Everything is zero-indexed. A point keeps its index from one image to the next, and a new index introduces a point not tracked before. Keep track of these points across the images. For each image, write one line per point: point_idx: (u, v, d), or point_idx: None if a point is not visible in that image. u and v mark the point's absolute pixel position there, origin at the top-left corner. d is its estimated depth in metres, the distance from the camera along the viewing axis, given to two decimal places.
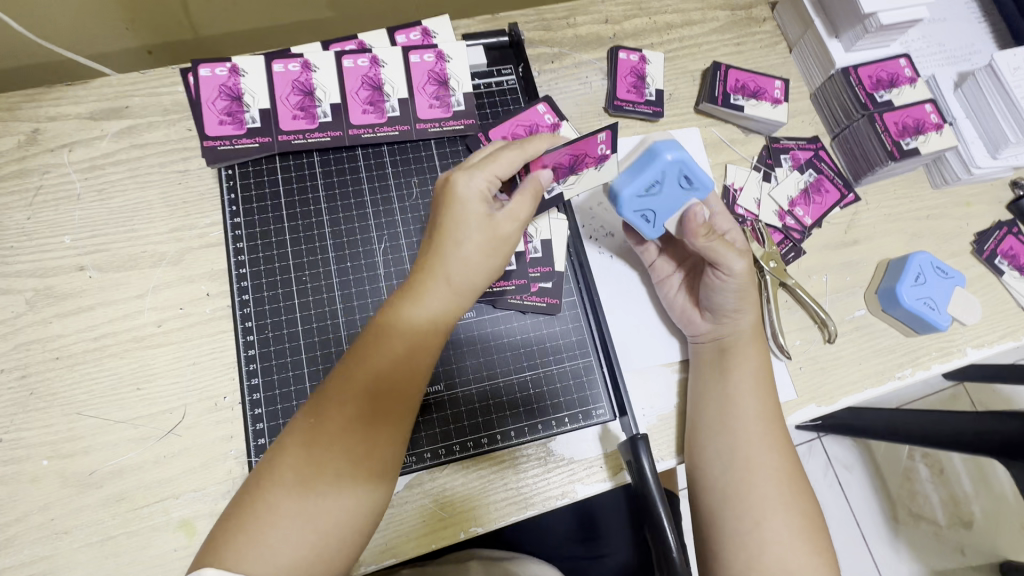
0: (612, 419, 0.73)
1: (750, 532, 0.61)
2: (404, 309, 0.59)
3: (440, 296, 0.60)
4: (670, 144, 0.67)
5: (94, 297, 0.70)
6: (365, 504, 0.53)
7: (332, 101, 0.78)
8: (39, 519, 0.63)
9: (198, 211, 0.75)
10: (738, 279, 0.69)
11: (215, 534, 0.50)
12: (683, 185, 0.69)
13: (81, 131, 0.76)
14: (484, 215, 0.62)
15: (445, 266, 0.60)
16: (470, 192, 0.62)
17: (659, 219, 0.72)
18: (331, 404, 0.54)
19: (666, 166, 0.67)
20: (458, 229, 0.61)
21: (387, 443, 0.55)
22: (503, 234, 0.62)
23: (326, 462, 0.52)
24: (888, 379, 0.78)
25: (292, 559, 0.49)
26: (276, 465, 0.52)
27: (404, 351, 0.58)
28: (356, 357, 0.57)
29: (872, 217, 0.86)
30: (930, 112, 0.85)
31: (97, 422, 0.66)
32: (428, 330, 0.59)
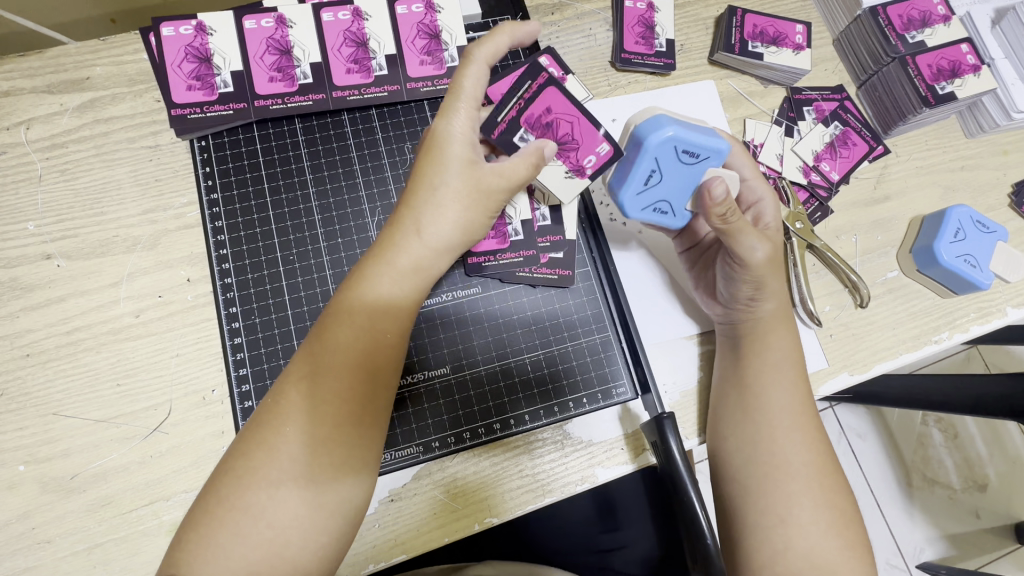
0: (633, 398, 0.69)
1: (778, 526, 0.55)
2: (368, 276, 0.54)
3: (411, 255, 0.55)
4: (653, 125, 0.59)
5: (64, 288, 0.64)
6: (329, 498, 0.47)
7: (313, 60, 0.71)
8: (19, 528, 0.58)
9: (173, 190, 0.68)
10: (755, 268, 0.60)
11: (178, 537, 0.46)
12: (684, 160, 0.60)
13: (37, 105, 0.68)
14: (465, 161, 0.56)
15: (417, 220, 0.55)
16: (447, 139, 0.57)
17: (676, 207, 0.64)
18: (291, 383, 0.50)
19: (657, 151, 0.59)
20: (430, 182, 0.56)
21: (352, 427, 0.49)
22: (487, 186, 0.57)
23: (283, 449, 0.47)
24: (925, 344, 0.73)
25: (249, 559, 0.44)
26: (233, 456, 0.48)
27: (371, 320, 0.52)
28: (317, 330, 0.52)
29: (904, 171, 0.80)
30: (966, 53, 0.79)
31: (76, 423, 0.61)
32: (397, 294, 0.54)
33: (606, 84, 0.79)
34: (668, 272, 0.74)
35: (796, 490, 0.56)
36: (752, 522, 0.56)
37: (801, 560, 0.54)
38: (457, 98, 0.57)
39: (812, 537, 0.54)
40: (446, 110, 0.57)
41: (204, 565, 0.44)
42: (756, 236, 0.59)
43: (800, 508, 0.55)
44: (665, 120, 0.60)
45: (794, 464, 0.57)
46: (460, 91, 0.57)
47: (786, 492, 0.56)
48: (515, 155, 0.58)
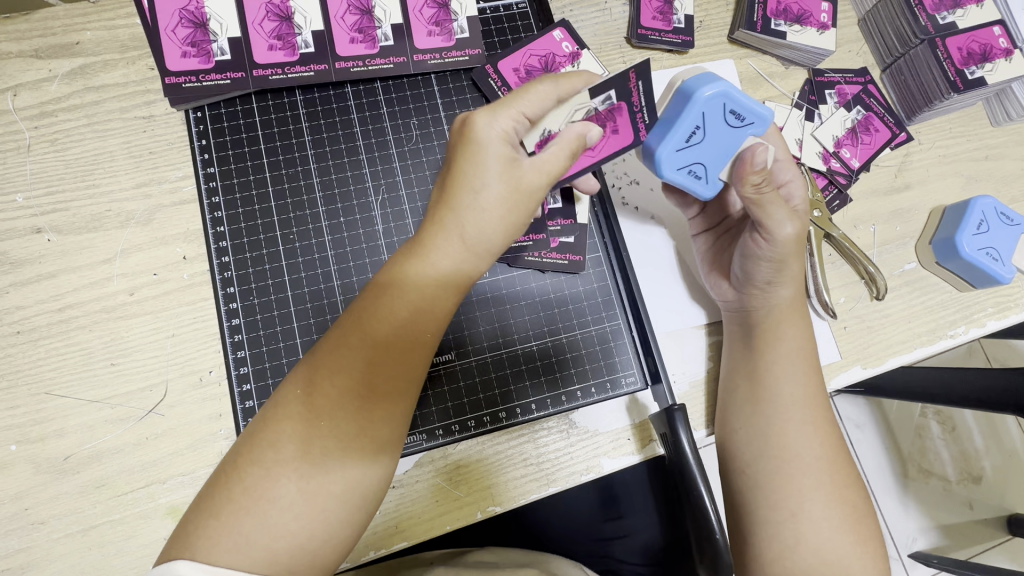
0: (642, 388, 0.67)
1: (788, 522, 0.54)
2: (406, 269, 0.50)
3: (452, 256, 0.51)
4: (704, 78, 0.55)
5: (54, 264, 0.62)
6: (357, 490, 0.46)
7: (314, 28, 0.67)
8: (11, 509, 0.56)
9: (167, 162, 0.66)
10: (782, 244, 0.57)
11: (185, 522, 0.44)
12: (731, 122, 0.57)
13: (24, 71, 0.65)
14: (505, 160, 0.51)
15: (461, 221, 0.51)
16: (492, 133, 0.52)
17: (710, 173, 0.60)
18: (323, 374, 0.47)
19: (707, 105, 0.55)
20: (474, 175, 0.51)
21: (385, 423, 0.48)
22: (528, 186, 0.52)
23: (314, 443, 0.45)
24: (940, 338, 0.71)
25: (271, 552, 0.42)
26: (258, 442, 0.45)
27: (409, 316, 0.49)
28: (352, 322, 0.49)
29: (926, 159, 0.77)
30: (999, 36, 0.76)
31: (69, 403, 0.59)
32: (436, 293, 0.51)
33: (621, 61, 0.75)
34: (678, 260, 0.72)
35: (808, 487, 0.55)
36: (762, 518, 0.55)
37: (811, 556, 0.53)
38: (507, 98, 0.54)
39: (823, 533, 0.53)
40: (489, 109, 0.53)
41: (222, 554, 0.41)
42: (789, 213, 0.56)
43: (813, 504, 0.54)
44: (714, 76, 0.56)
45: (805, 460, 0.56)
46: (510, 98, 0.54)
47: (797, 487, 0.55)
48: (554, 144, 0.53)
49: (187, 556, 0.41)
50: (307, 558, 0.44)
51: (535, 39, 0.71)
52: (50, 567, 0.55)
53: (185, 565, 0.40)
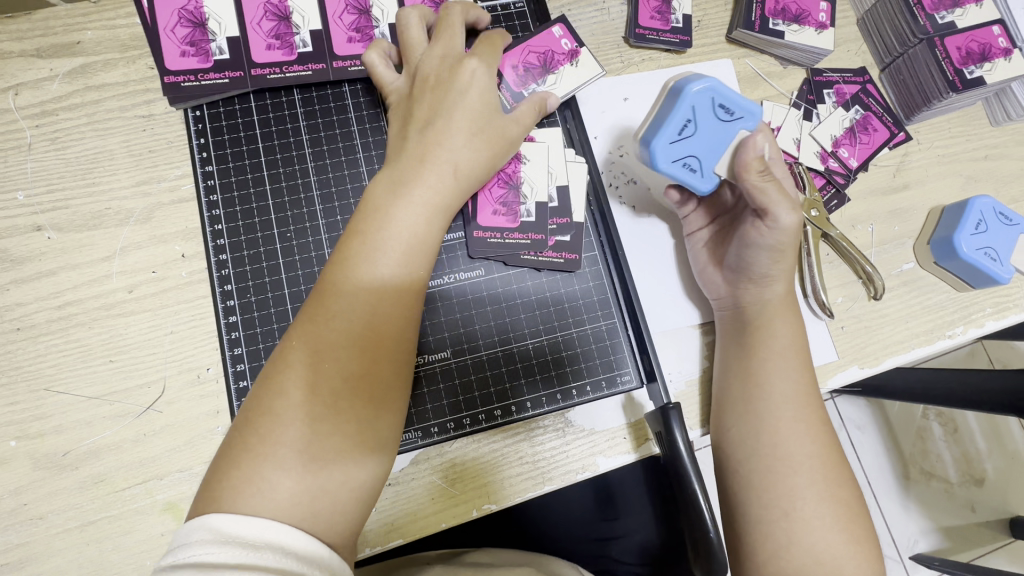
0: (638, 386, 0.67)
1: (780, 520, 0.54)
2: (392, 209, 0.54)
3: (426, 201, 0.55)
4: (692, 77, 0.60)
5: (54, 261, 0.62)
6: (371, 426, 0.48)
7: (312, 27, 0.68)
8: (11, 504, 0.57)
9: (166, 161, 0.66)
10: (785, 234, 0.57)
11: (208, 479, 0.44)
12: (721, 116, 0.59)
13: (26, 70, 0.65)
14: (487, 105, 0.60)
15: (439, 171, 0.56)
16: (468, 82, 0.60)
17: (705, 166, 0.61)
18: (321, 317, 0.49)
19: (696, 100, 0.59)
20: (447, 127, 0.58)
21: (389, 358, 0.50)
22: (505, 135, 0.61)
23: (322, 384, 0.47)
24: (938, 338, 0.71)
25: (293, 493, 0.43)
26: (266, 392, 0.47)
27: (398, 253, 0.53)
28: (342, 265, 0.51)
29: (924, 158, 0.77)
30: (998, 35, 0.76)
31: (68, 399, 0.60)
32: (421, 227, 0.54)
33: (618, 61, 0.76)
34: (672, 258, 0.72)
35: (801, 485, 0.55)
36: (756, 515, 0.55)
37: (804, 555, 0.53)
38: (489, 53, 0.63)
39: (816, 531, 0.53)
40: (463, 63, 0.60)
41: (247, 500, 0.42)
42: (790, 202, 0.57)
43: (805, 502, 0.54)
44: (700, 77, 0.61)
45: (798, 458, 0.56)
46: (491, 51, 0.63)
47: (790, 486, 0.55)
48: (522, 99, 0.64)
49: (217, 509, 0.42)
50: (328, 503, 0.45)
51: (534, 36, 0.70)
52: (49, 561, 0.56)
53: (216, 517, 0.41)
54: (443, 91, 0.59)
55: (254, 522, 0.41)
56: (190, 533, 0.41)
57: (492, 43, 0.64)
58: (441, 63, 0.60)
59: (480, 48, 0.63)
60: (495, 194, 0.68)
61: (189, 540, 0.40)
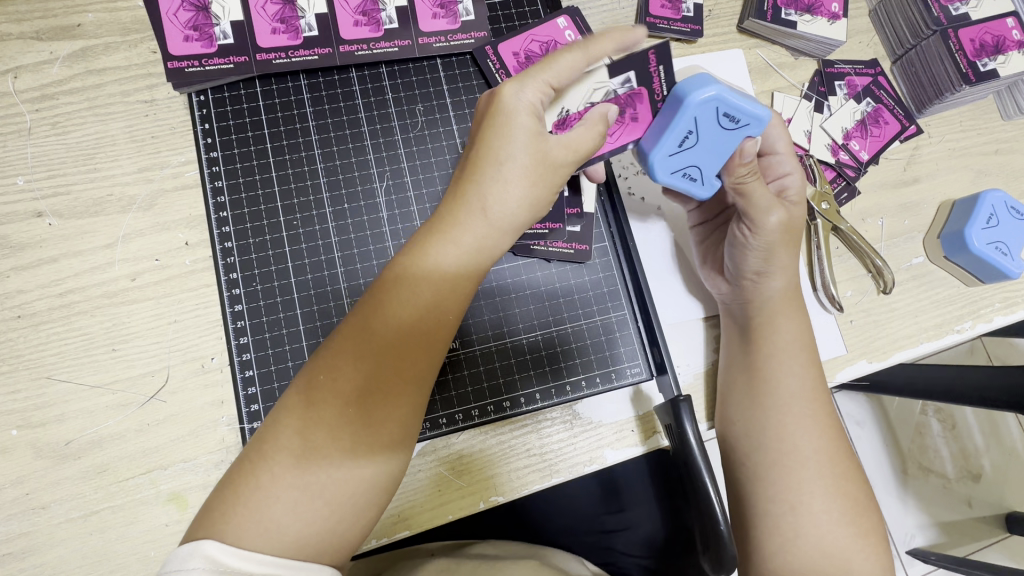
0: (647, 378, 0.67)
1: (792, 513, 0.54)
2: (428, 250, 0.50)
3: (473, 233, 0.51)
4: (699, 82, 0.55)
5: (55, 248, 0.61)
6: (380, 475, 0.46)
7: (318, 11, 0.67)
8: (12, 494, 0.56)
9: (169, 147, 0.65)
10: (767, 235, 0.58)
11: (209, 505, 0.44)
12: (724, 125, 0.55)
13: (26, 53, 0.64)
14: (532, 132, 0.52)
15: (481, 195, 0.51)
16: (519, 105, 0.52)
17: (706, 174, 0.59)
18: (342, 357, 0.47)
19: (698, 111, 0.55)
20: (502, 147, 0.51)
21: (408, 412, 0.48)
22: (553, 159, 0.52)
23: (340, 431, 0.45)
24: (946, 333, 0.71)
25: (305, 533, 0.43)
26: (281, 426, 0.45)
27: (431, 297, 0.49)
28: (374, 307, 0.48)
29: (935, 152, 0.77)
30: (1011, 28, 0.75)
31: (70, 388, 0.59)
32: (457, 268, 0.50)
33: None
34: (682, 250, 0.71)
35: (812, 478, 0.54)
36: (766, 509, 0.55)
37: (814, 547, 0.52)
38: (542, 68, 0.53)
39: (826, 525, 0.53)
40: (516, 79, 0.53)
41: (250, 537, 0.41)
42: (772, 199, 0.57)
43: (816, 496, 0.54)
44: (709, 79, 0.55)
45: (809, 451, 0.55)
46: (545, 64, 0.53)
47: (800, 479, 0.54)
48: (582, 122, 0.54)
49: (213, 536, 0.41)
50: (327, 541, 0.44)
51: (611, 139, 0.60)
52: (52, 551, 0.55)
53: (213, 544, 0.40)
54: (500, 125, 0.52)
55: (256, 556, 0.41)
56: (187, 560, 0.39)
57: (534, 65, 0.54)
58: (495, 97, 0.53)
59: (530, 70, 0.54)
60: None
61: (185, 566, 0.39)
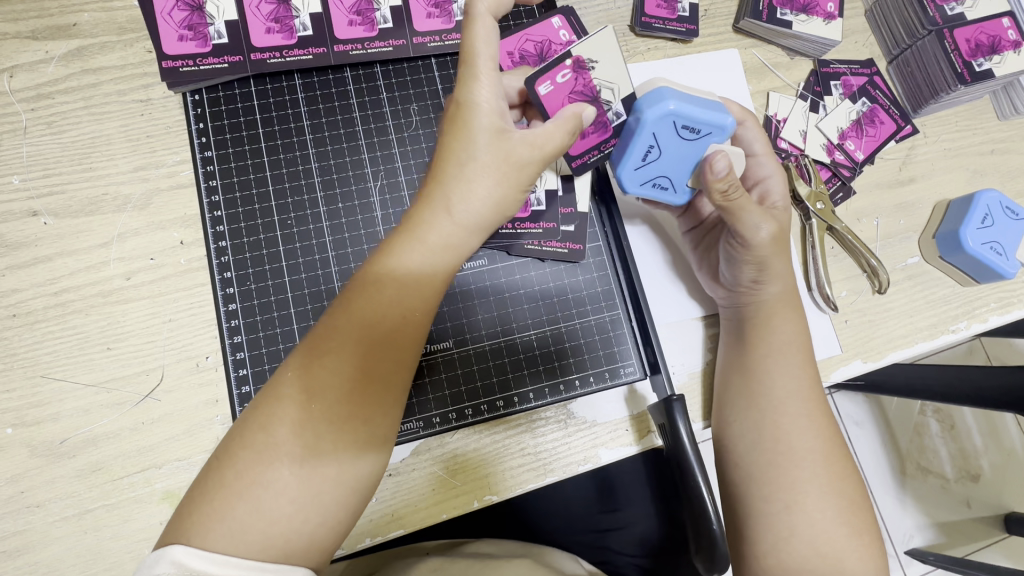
0: (641, 378, 0.67)
1: (785, 512, 0.54)
2: (392, 254, 0.50)
3: (443, 232, 0.51)
4: (653, 98, 0.56)
5: (50, 247, 0.61)
6: (357, 473, 0.46)
7: (312, 11, 0.67)
8: (7, 492, 0.56)
9: (165, 146, 0.65)
10: (758, 248, 0.58)
11: (182, 506, 0.44)
12: (686, 135, 0.57)
13: (21, 52, 0.64)
14: (492, 131, 0.51)
15: (448, 195, 0.51)
16: (480, 105, 0.52)
17: (676, 181, 0.61)
18: (316, 355, 0.47)
19: (656, 127, 0.57)
20: (467, 148, 0.51)
21: (383, 409, 0.48)
22: (517, 157, 0.51)
23: (315, 430, 0.45)
24: (941, 333, 0.71)
25: (268, 533, 0.43)
26: (250, 426, 0.45)
27: (401, 296, 0.49)
28: (347, 306, 0.48)
29: (931, 152, 0.77)
30: (1007, 28, 0.75)
31: (65, 386, 0.59)
32: (425, 266, 0.51)
33: (623, 50, 0.75)
34: (677, 250, 0.71)
35: (805, 478, 0.54)
36: (759, 508, 0.55)
37: (808, 547, 0.52)
38: (473, 64, 0.52)
39: (820, 525, 0.53)
40: (467, 77, 0.52)
41: (216, 540, 0.41)
42: (763, 216, 0.57)
43: (809, 496, 0.54)
44: (666, 92, 0.57)
45: (802, 450, 0.56)
46: (474, 52, 0.52)
47: (793, 478, 0.54)
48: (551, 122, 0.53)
49: (181, 541, 0.42)
50: (302, 540, 0.44)
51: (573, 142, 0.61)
52: (46, 549, 0.55)
53: (181, 550, 0.41)
54: (465, 125, 0.52)
55: (217, 558, 0.41)
56: (154, 565, 0.41)
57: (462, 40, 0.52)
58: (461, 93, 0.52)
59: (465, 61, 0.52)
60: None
61: (152, 573, 0.40)
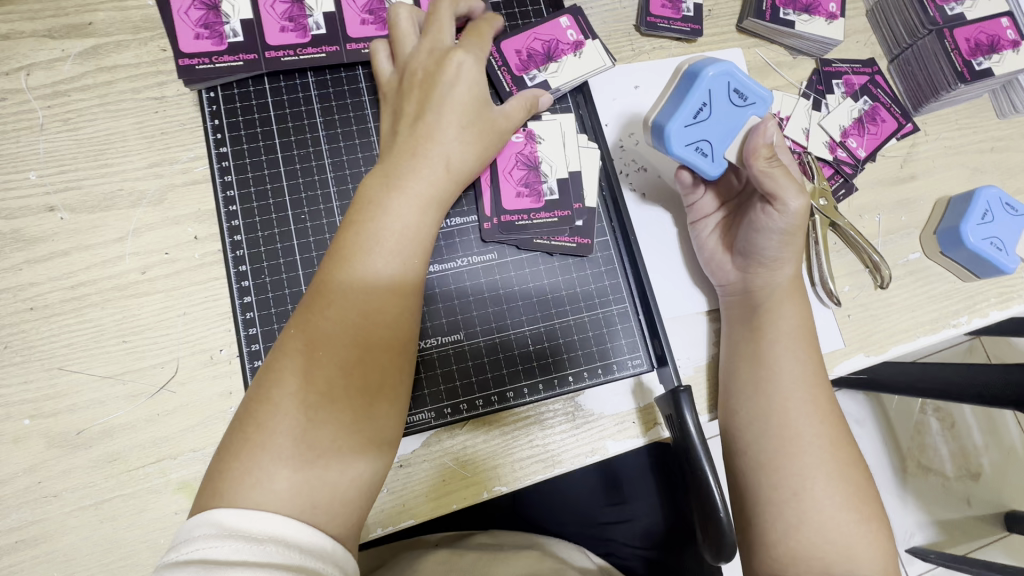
0: (648, 370, 0.68)
1: (791, 501, 0.55)
2: (384, 207, 0.55)
3: (427, 182, 0.57)
4: (708, 60, 0.61)
5: (67, 241, 0.62)
6: (371, 416, 0.49)
7: (326, 10, 0.68)
8: (25, 482, 0.57)
9: (179, 143, 0.66)
10: (794, 219, 0.58)
11: (214, 470, 0.46)
12: (735, 101, 0.61)
13: (38, 50, 0.65)
14: (465, 94, 0.61)
15: (437, 151, 0.59)
16: (457, 74, 0.61)
17: (716, 150, 0.62)
18: (317, 310, 0.51)
19: (712, 84, 0.60)
20: (443, 108, 0.60)
21: (385, 355, 0.51)
22: (495, 125, 0.63)
23: (326, 375, 0.48)
24: (943, 328, 0.72)
25: (297, 480, 0.45)
26: (263, 384, 0.48)
27: (393, 244, 0.54)
28: (339, 259, 0.53)
29: (932, 150, 0.78)
30: (1007, 27, 0.77)
31: (81, 378, 0.60)
32: (412, 215, 0.56)
33: (629, 49, 0.76)
34: (682, 245, 0.72)
35: (811, 466, 0.55)
36: (766, 497, 0.56)
37: (815, 534, 0.53)
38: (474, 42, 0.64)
39: (826, 512, 0.54)
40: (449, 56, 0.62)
41: (249, 502, 0.43)
42: (797, 187, 0.58)
43: (815, 484, 0.55)
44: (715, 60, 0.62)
45: (807, 439, 0.57)
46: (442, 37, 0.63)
47: (799, 467, 0.56)
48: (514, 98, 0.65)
49: (219, 505, 0.43)
50: (330, 506, 0.46)
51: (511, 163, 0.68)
52: (63, 538, 0.56)
53: (221, 511, 0.42)
54: (431, 81, 0.61)
55: (255, 517, 0.42)
56: (193, 528, 0.42)
57: (436, 30, 0.63)
58: (432, 55, 0.62)
59: (468, 37, 0.64)
60: (516, 176, 0.68)
61: (193, 534, 0.42)
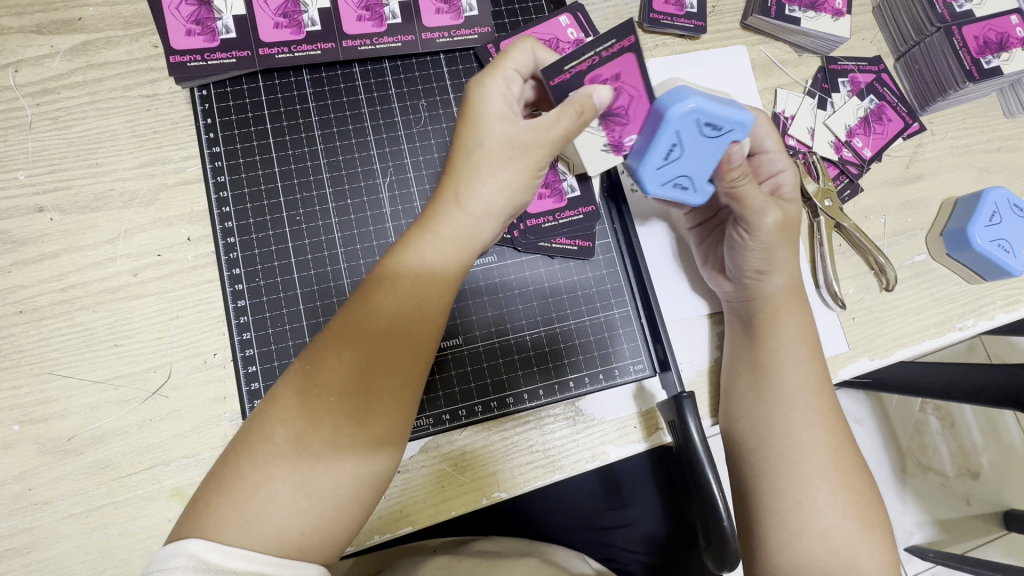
0: (650, 375, 0.67)
1: (792, 510, 0.54)
2: (411, 245, 0.51)
3: (455, 224, 0.52)
4: (677, 95, 0.55)
5: (57, 243, 0.61)
6: (366, 471, 0.46)
7: (321, 6, 0.66)
8: (15, 488, 0.56)
9: (171, 142, 0.65)
10: (766, 235, 0.58)
11: (200, 495, 0.44)
12: (710, 134, 0.55)
13: (26, 47, 0.63)
14: (501, 117, 0.53)
15: (468, 190, 0.52)
16: (494, 100, 0.54)
17: (698, 182, 0.59)
18: (330, 348, 0.47)
19: (679, 123, 0.55)
20: (470, 136, 0.53)
21: (390, 409, 0.47)
22: (524, 142, 0.52)
23: (331, 425, 0.45)
24: (949, 330, 0.71)
25: (282, 527, 0.43)
26: (265, 415, 0.46)
27: (415, 290, 0.50)
28: (359, 301, 0.49)
29: (938, 150, 0.76)
30: (1015, 25, 0.75)
31: (72, 383, 0.59)
32: (440, 261, 0.51)
33: None
34: (684, 249, 0.71)
35: (814, 475, 0.54)
36: (768, 505, 0.55)
37: (816, 544, 0.53)
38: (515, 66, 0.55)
39: (829, 521, 0.53)
40: (478, 82, 0.55)
41: (232, 533, 0.42)
42: (766, 202, 0.57)
43: (817, 493, 0.54)
44: (687, 90, 0.55)
45: (811, 448, 0.55)
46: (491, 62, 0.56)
47: (801, 476, 0.54)
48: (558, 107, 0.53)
49: (198, 534, 0.42)
50: (315, 538, 0.44)
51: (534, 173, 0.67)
52: (54, 547, 0.55)
53: (198, 543, 0.41)
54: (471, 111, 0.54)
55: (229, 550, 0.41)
56: (169, 558, 0.40)
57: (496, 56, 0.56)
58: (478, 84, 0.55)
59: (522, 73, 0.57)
60: None
61: (167, 565, 0.39)
